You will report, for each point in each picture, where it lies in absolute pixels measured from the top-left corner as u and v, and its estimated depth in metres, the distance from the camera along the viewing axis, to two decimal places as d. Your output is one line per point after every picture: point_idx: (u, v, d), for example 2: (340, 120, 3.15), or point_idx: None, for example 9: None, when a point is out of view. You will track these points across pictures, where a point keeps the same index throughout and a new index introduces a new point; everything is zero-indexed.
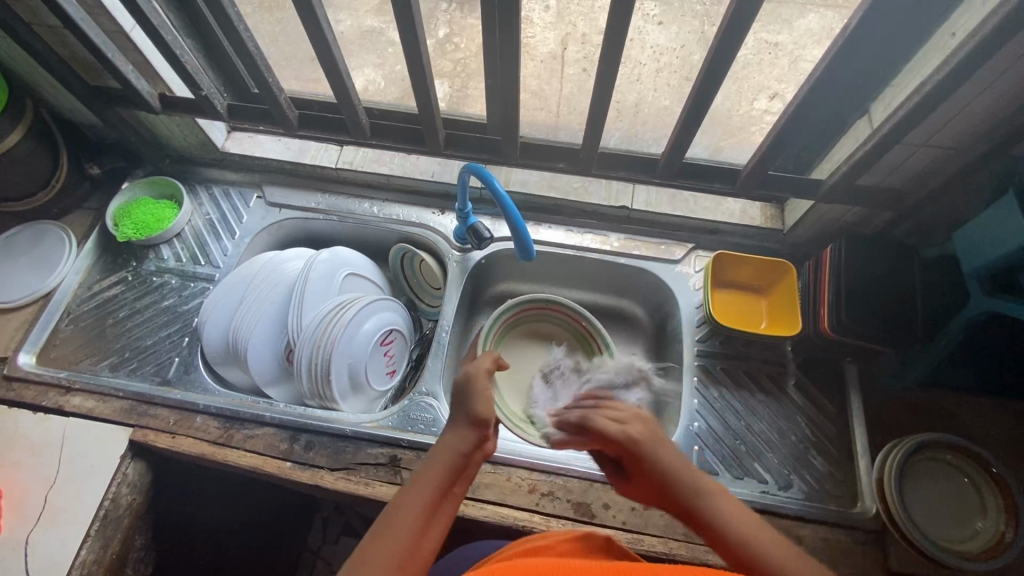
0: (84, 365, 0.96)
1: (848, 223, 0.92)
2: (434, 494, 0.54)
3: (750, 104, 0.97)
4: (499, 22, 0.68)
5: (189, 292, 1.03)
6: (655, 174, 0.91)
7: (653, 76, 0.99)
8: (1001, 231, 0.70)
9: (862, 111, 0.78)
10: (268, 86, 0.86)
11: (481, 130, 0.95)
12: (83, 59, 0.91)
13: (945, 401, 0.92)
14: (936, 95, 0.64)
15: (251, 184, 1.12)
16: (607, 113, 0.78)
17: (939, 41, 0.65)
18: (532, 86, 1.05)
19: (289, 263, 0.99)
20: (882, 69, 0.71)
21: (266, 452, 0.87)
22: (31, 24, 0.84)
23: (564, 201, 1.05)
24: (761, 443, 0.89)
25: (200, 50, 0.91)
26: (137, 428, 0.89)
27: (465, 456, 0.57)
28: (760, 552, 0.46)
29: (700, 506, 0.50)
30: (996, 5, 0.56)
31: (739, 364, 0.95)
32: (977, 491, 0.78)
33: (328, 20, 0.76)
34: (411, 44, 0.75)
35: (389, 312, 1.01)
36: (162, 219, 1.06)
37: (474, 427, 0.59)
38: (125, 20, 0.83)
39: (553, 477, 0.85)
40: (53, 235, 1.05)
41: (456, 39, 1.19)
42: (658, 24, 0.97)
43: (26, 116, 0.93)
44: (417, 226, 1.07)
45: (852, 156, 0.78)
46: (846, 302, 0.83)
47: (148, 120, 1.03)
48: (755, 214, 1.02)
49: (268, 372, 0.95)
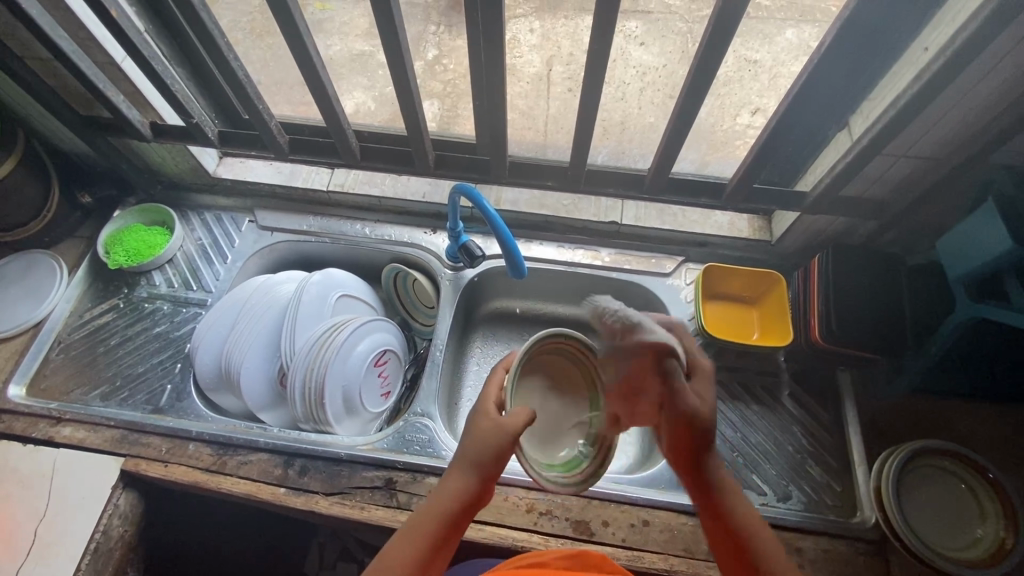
0: (74, 395, 0.95)
1: (835, 234, 0.94)
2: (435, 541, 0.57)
3: (733, 119, 1.00)
4: (483, 45, 0.69)
5: (181, 317, 1.03)
6: (643, 190, 0.91)
7: (637, 94, 1.03)
8: (982, 238, 0.71)
9: (841, 124, 0.80)
10: (258, 112, 0.87)
11: (469, 151, 0.96)
12: (75, 90, 0.92)
13: (939, 407, 0.93)
14: (914, 106, 0.65)
15: (243, 209, 1.12)
16: (591, 134, 0.79)
17: (912, 56, 0.66)
18: (519, 106, 1.09)
19: (282, 286, 0.99)
20: (860, 83, 0.73)
21: (260, 478, 0.86)
22: (22, 56, 0.85)
23: (554, 217, 1.06)
24: (757, 454, 0.89)
25: (190, 79, 0.92)
26: (129, 457, 0.88)
27: (462, 510, 0.58)
28: (740, 515, 0.59)
29: (733, 500, 0.60)
30: (964, 20, 0.58)
31: (733, 375, 0.96)
32: (975, 496, 0.78)
33: (316, 46, 0.77)
34: (398, 69, 0.76)
35: (382, 332, 1.01)
36: (154, 245, 1.06)
37: (478, 481, 0.59)
38: (115, 51, 0.84)
39: (551, 495, 0.84)
40: (44, 264, 1.05)
41: (444, 60, 1.25)
42: (639, 45, 1.04)
43: (17, 147, 0.94)
44: (410, 246, 1.08)
45: (834, 167, 0.79)
46: (836, 311, 0.84)
47: (139, 148, 1.04)
48: (743, 226, 1.04)
49: (262, 396, 0.94)
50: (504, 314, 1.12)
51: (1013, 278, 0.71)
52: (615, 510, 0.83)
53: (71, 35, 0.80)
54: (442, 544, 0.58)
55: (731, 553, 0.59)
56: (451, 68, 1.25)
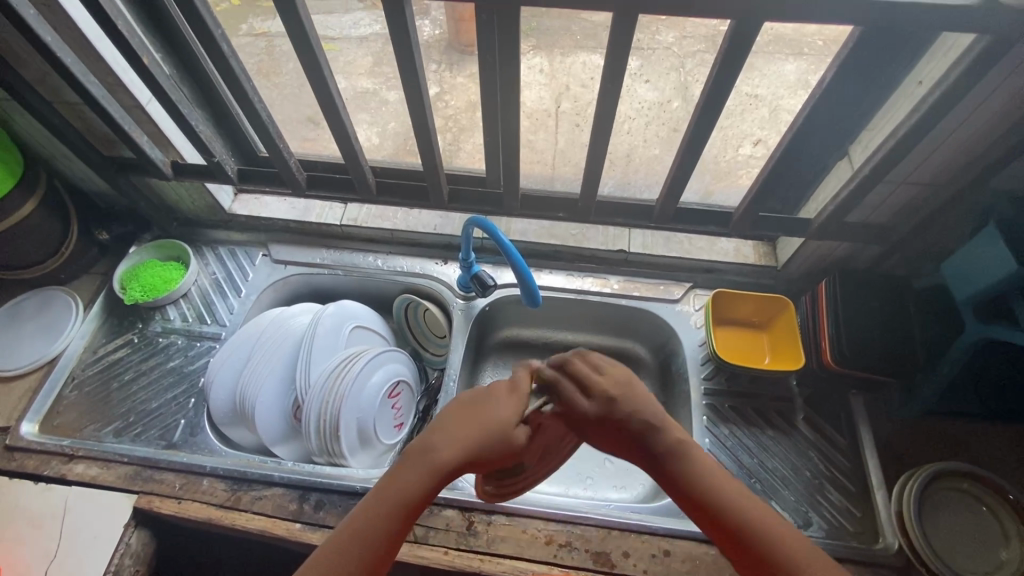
0: (87, 432, 0.94)
1: (839, 259, 0.96)
2: (392, 512, 0.51)
3: (735, 151, 1.04)
4: (499, 83, 0.73)
5: (195, 351, 1.03)
6: (651, 220, 0.93)
7: (642, 128, 1.06)
8: (987, 260, 0.72)
9: (842, 154, 0.83)
10: (279, 150, 0.90)
11: (481, 184, 0.98)
12: (99, 132, 0.94)
13: (952, 428, 0.93)
14: (914, 136, 0.68)
15: (257, 243, 1.14)
16: (601, 167, 0.82)
17: (907, 89, 0.70)
18: (526, 141, 1.13)
19: (296, 319, 1.00)
20: (860, 114, 0.76)
21: (274, 513, 0.85)
22: (51, 101, 0.88)
23: (563, 247, 1.09)
24: (776, 481, 0.89)
25: (212, 120, 0.95)
26: (142, 494, 0.87)
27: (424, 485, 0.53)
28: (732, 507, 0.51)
29: (682, 465, 0.54)
30: (957, 55, 0.61)
31: (747, 401, 0.96)
32: (997, 518, 0.78)
33: (337, 87, 0.80)
34: (417, 107, 0.79)
35: (395, 363, 1.01)
36: (169, 280, 1.07)
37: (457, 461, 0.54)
38: (142, 95, 0.87)
39: (570, 527, 0.84)
40: (60, 301, 1.06)
41: (446, 96, 1.28)
42: (644, 82, 1.05)
43: (40, 187, 0.96)
44: (422, 276, 1.09)
45: (838, 195, 0.81)
46: (846, 335, 0.85)
47: (157, 186, 1.07)
48: (748, 252, 1.06)
49: (275, 429, 0.94)
50: (515, 342, 1.13)
51: (1019, 300, 0.72)
52: (634, 540, 0.82)
53: (101, 81, 0.84)
54: (410, 514, 0.52)
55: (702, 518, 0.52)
56: (454, 103, 1.29)
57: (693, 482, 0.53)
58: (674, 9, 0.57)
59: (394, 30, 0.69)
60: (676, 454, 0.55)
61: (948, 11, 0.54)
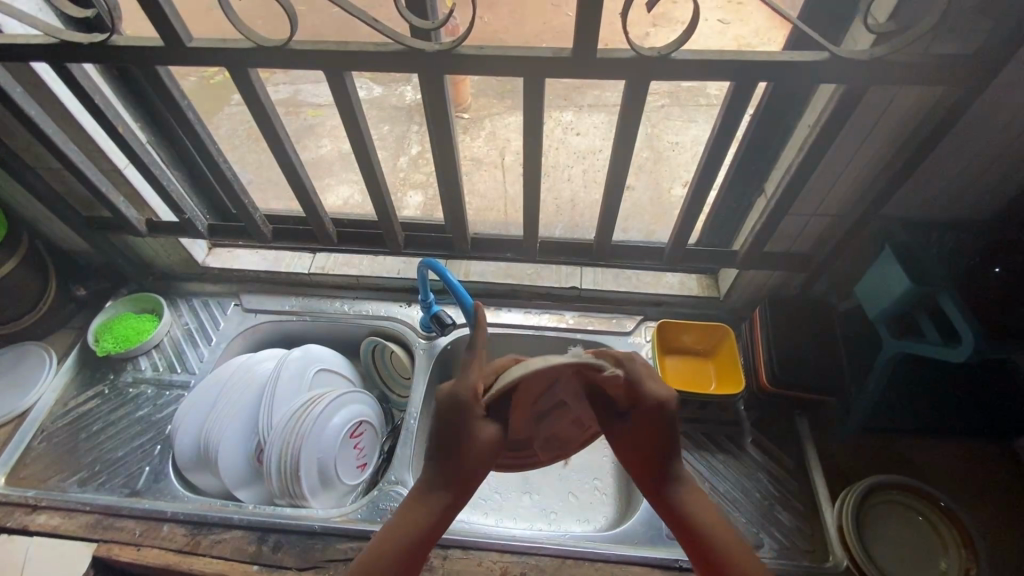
0: (52, 482, 0.97)
1: (772, 287, 1.03)
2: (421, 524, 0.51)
3: (672, 192, 1.14)
4: (436, 141, 0.80)
5: (164, 400, 1.07)
6: (591, 256, 1.00)
7: (580, 175, 1.16)
8: (887, 280, 0.78)
9: (758, 191, 0.91)
10: (244, 206, 0.97)
11: (437, 230, 1.05)
12: (79, 194, 1.02)
13: (899, 444, 0.95)
14: (804, 171, 0.76)
15: (230, 294, 1.20)
16: (538, 211, 0.89)
17: (798, 130, 0.78)
18: (489, 190, 1.23)
19: (261, 364, 1.04)
20: (766, 155, 0.85)
21: (232, 556, 0.86)
22: (35, 167, 0.95)
23: (519, 286, 1.15)
24: (726, 503, 0.91)
25: (186, 179, 1.03)
26: (102, 542, 0.88)
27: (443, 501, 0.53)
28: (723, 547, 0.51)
29: (690, 499, 0.54)
30: (828, 100, 0.70)
31: (697, 425, 0.99)
32: (933, 527, 0.81)
33: (295, 149, 0.87)
34: (367, 166, 0.86)
35: (358, 403, 1.04)
36: (142, 331, 1.12)
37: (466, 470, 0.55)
38: (119, 159, 0.95)
39: (525, 557, 0.85)
40: (34, 355, 1.10)
41: (426, 154, 1.40)
42: (577, 134, 1.18)
43: (22, 247, 1.02)
44: (386, 319, 1.15)
45: (754, 227, 0.89)
46: (777, 357, 0.90)
47: (134, 243, 1.13)
48: (692, 284, 1.13)
49: (239, 473, 0.96)
50: None
51: (923, 313, 0.77)
52: (589, 568, 0.84)
53: (81, 147, 0.91)
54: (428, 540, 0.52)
55: (687, 542, 0.53)
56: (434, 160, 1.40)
57: (695, 523, 0.53)
58: (574, 73, 0.65)
59: (339, 104, 0.76)
60: (688, 486, 0.56)
61: (804, 66, 0.63)
